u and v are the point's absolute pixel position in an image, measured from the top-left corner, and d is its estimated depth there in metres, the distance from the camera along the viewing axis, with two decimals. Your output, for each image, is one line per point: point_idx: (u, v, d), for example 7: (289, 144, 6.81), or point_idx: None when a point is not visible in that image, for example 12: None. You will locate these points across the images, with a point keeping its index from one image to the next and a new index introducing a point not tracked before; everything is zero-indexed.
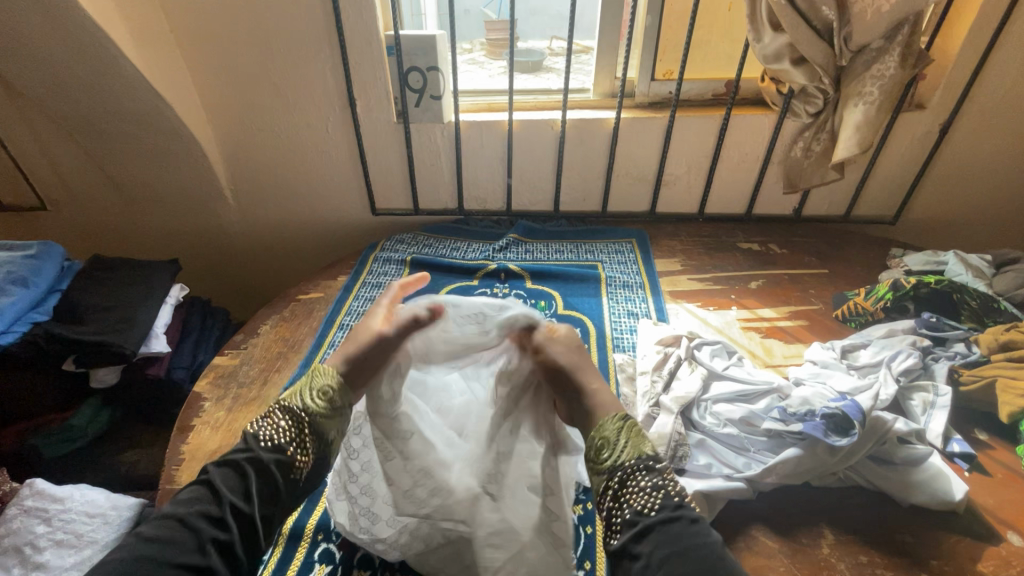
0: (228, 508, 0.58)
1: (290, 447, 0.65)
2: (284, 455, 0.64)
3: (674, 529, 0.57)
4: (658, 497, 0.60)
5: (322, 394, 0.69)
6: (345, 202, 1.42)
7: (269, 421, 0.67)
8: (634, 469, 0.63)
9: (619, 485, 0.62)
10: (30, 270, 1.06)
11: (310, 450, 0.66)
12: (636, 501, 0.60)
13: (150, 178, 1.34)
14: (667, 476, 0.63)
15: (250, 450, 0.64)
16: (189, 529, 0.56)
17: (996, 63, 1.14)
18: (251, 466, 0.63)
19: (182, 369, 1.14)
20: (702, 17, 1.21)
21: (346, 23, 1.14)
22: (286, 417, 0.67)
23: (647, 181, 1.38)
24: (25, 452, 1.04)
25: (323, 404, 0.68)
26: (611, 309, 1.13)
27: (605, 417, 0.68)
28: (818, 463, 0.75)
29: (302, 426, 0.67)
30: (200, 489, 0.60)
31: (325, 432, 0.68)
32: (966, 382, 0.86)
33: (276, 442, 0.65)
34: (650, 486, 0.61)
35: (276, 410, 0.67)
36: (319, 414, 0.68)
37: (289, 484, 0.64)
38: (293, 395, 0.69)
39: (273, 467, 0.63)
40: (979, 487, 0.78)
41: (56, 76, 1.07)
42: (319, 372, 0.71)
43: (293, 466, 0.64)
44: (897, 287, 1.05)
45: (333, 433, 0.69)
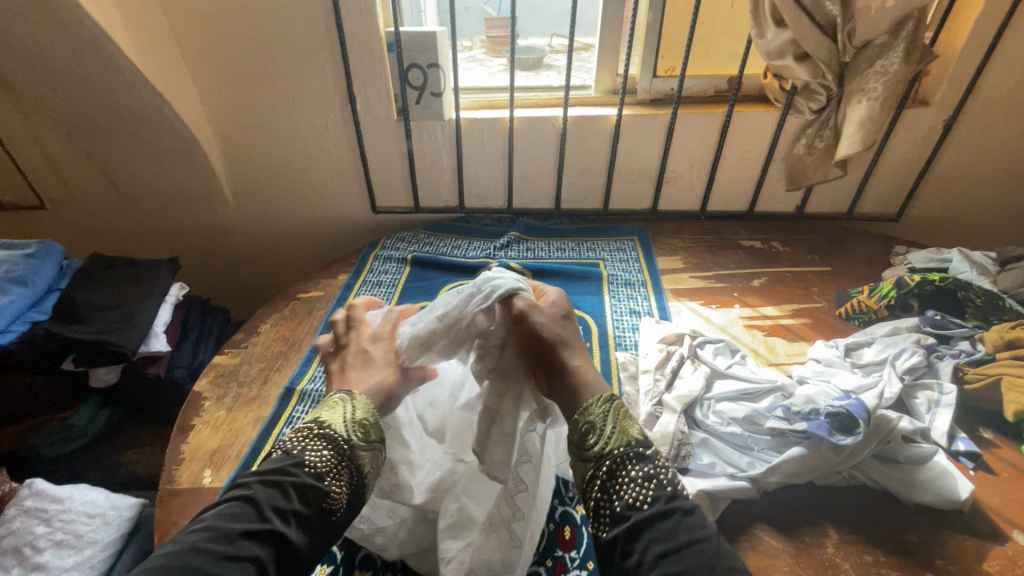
0: (267, 530, 0.52)
1: (327, 477, 0.59)
2: (322, 484, 0.58)
3: (669, 523, 0.53)
4: (649, 487, 0.56)
5: (360, 425, 0.64)
6: (346, 200, 1.41)
7: (310, 443, 0.61)
8: (623, 458, 0.59)
9: (608, 476, 0.58)
10: (28, 269, 1.05)
11: (345, 483, 0.60)
12: (626, 493, 0.57)
13: (149, 177, 1.33)
14: (658, 465, 0.59)
15: (290, 471, 0.58)
16: (228, 545, 0.50)
17: (1001, 59, 1.13)
18: (291, 487, 0.56)
19: (183, 368, 1.13)
20: (704, 13, 1.20)
21: (345, 20, 1.13)
22: (327, 442, 0.61)
23: (648, 179, 1.37)
24: (23, 452, 1.04)
25: (361, 435, 0.63)
26: (613, 307, 1.13)
27: (591, 401, 0.64)
28: (822, 462, 0.75)
29: (342, 454, 0.61)
30: (239, 505, 0.54)
31: (363, 466, 0.62)
32: (972, 380, 0.85)
33: (317, 468, 0.59)
34: (640, 476, 0.57)
35: (319, 433, 0.61)
36: (358, 445, 0.62)
37: (323, 516, 0.57)
38: (332, 419, 0.64)
39: (311, 494, 0.57)
40: (984, 486, 0.77)
41: (54, 74, 1.06)
42: (357, 400, 0.67)
43: (329, 498, 0.58)
44: (901, 284, 1.04)
45: (370, 469, 0.63)
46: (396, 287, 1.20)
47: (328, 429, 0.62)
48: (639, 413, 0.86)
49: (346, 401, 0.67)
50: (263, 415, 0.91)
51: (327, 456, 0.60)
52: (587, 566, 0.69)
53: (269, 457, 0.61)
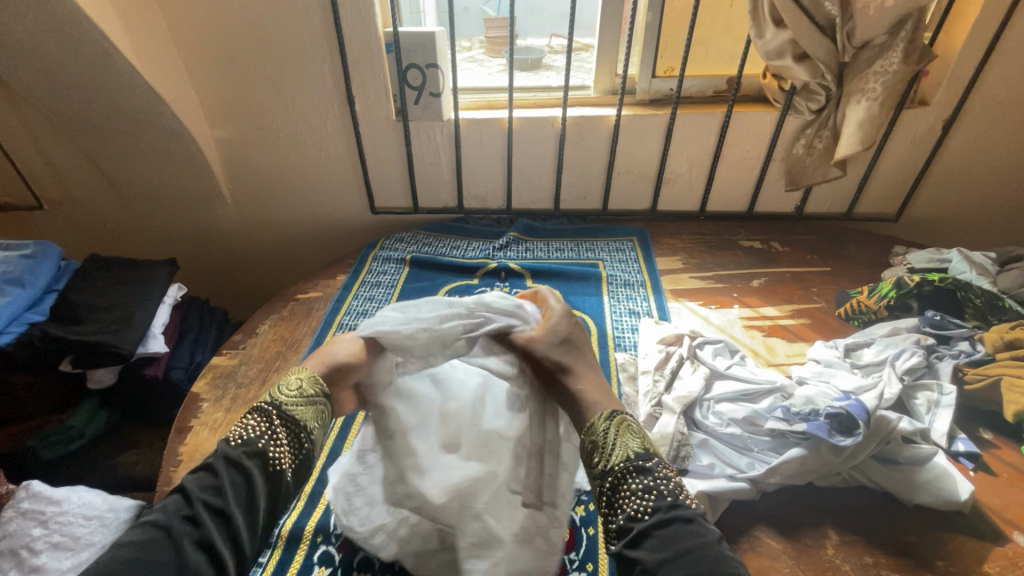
0: (203, 504, 0.53)
1: (264, 442, 0.59)
2: (260, 449, 0.58)
3: (670, 532, 0.54)
4: (650, 498, 0.57)
5: (293, 390, 0.63)
6: (345, 201, 1.41)
7: (245, 424, 0.61)
8: (624, 471, 0.59)
9: (611, 490, 0.59)
10: (26, 270, 1.05)
11: (285, 441, 0.60)
12: (628, 506, 0.57)
13: (148, 177, 1.33)
14: (659, 475, 0.59)
15: (223, 450, 0.58)
16: (167, 528, 0.51)
17: (1000, 59, 1.13)
18: (227, 460, 0.56)
19: (181, 369, 1.13)
20: (703, 13, 1.20)
21: (344, 20, 1.13)
22: (260, 414, 0.61)
23: (648, 179, 1.37)
24: (20, 453, 1.01)
25: (295, 398, 0.63)
26: (612, 308, 1.13)
27: (595, 418, 0.65)
28: (822, 463, 0.75)
29: (275, 418, 0.61)
30: (179, 491, 0.55)
31: (299, 420, 0.61)
32: (971, 381, 0.85)
33: (250, 438, 0.59)
34: (641, 488, 0.58)
35: (249, 411, 0.61)
36: (291, 406, 0.62)
37: (269, 480, 0.57)
38: (266, 396, 0.63)
39: (248, 462, 0.57)
40: (984, 487, 0.77)
41: (51, 74, 1.06)
42: (293, 373, 0.66)
43: (272, 460, 0.58)
44: (901, 285, 1.04)
45: (314, 421, 0.62)
46: (395, 288, 1.20)
47: (263, 401, 0.62)
48: (638, 414, 0.86)
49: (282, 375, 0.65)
50: None
51: (262, 425, 0.60)
52: (587, 567, 0.69)
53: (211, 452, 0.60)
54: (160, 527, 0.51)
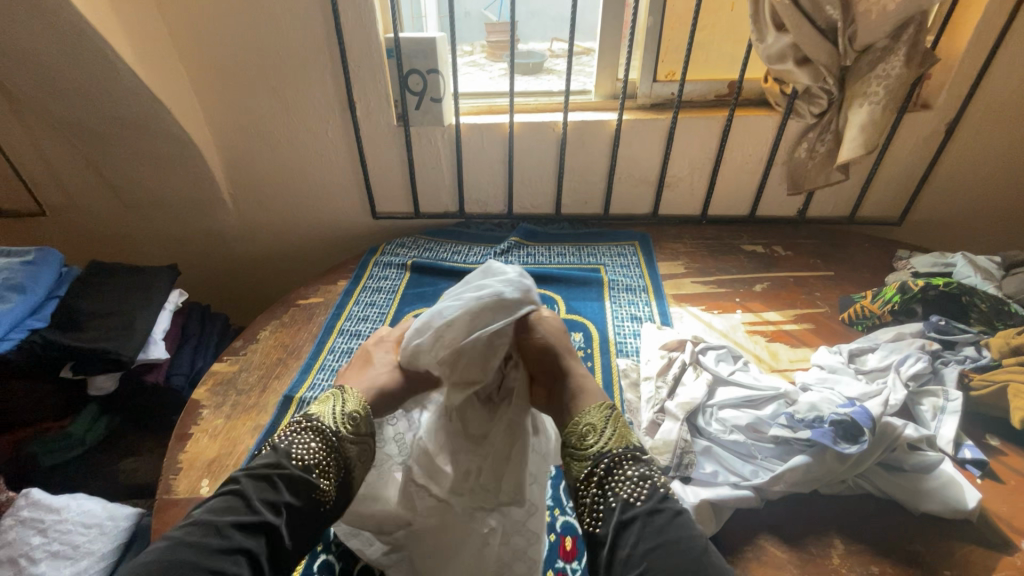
0: (259, 521, 0.54)
1: (316, 470, 0.60)
2: (310, 476, 0.59)
3: (660, 520, 0.54)
4: (644, 486, 0.58)
5: (350, 420, 0.65)
6: (346, 205, 1.40)
7: (300, 437, 0.62)
8: (620, 457, 0.60)
9: (605, 473, 0.60)
10: (28, 276, 1.05)
11: (334, 477, 0.61)
12: (622, 490, 0.58)
13: (149, 183, 1.33)
14: (653, 469, 0.61)
15: (277, 463, 0.59)
16: (219, 538, 0.51)
17: (1003, 62, 1.13)
18: (281, 479, 0.58)
19: (182, 375, 1.13)
20: (704, 16, 1.19)
21: (344, 26, 1.13)
22: (319, 436, 0.62)
23: (649, 183, 1.36)
24: (22, 459, 1.02)
25: (351, 428, 0.64)
26: (614, 313, 1.12)
27: (588, 407, 0.66)
28: (827, 471, 0.74)
29: (330, 447, 0.62)
30: (229, 501, 0.55)
31: (349, 458, 0.63)
32: (977, 387, 0.84)
33: (305, 460, 0.60)
34: (635, 474, 0.59)
35: (308, 427, 0.63)
36: (346, 437, 0.63)
37: (313, 511, 0.58)
38: (323, 413, 0.65)
39: (300, 487, 0.58)
40: (991, 494, 0.76)
41: (53, 80, 1.06)
42: (349, 397, 0.68)
43: (318, 490, 0.59)
44: (905, 290, 1.03)
45: (359, 462, 0.64)
46: (396, 293, 1.20)
47: (319, 422, 0.64)
48: (641, 421, 0.85)
49: (337, 396, 0.68)
50: (262, 423, 0.90)
51: (319, 449, 0.61)
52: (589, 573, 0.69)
53: (258, 454, 0.62)
54: (210, 538, 0.51)
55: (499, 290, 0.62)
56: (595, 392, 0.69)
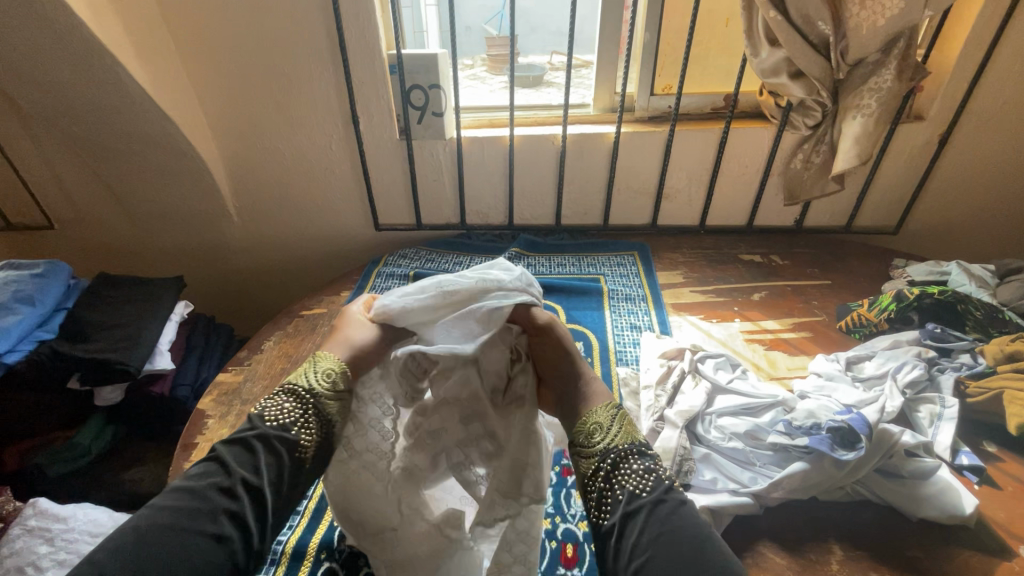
0: (238, 478, 0.55)
1: (293, 427, 0.60)
2: (289, 433, 0.60)
3: (666, 511, 0.56)
4: (649, 479, 0.59)
5: (326, 377, 0.65)
6: (349, 217, 1.42)
7: (275, 402, 0.63)
8: (627, 452, 0.61)
9: (611, 467, 0.60)
10: (37, 288, 1.06)
11: (315, 430, 0.61)
12: (628, 483, 0.58)
13: (156, 196, 1.35)
14: (657, 462, 0.61)
15: (254, 427, 0.60)
16: (200, 500, 0.53)
17: (993, 74, 1.15)
18: (258, 440, 0.59)
19: (186, 386, 1.15)
20: (699, 32, 1.22)
21: (347, 42, 1.16)
22: (295, 398, 0.63)
23: (648, 194, 1.38)
24: (30, 472, 1.02)
25: (327, 386, 0.64)
26: (614, 322, 1.13)
27: (597, 406, 0.67)
28: (825, 477, 0.74)
29: (306, 406, 0.62)
30: (209, 465, 0.56)
31: (331, 412, 0.63)
32: (973, 394, 0.85)
33: (282, 421, 0.61)
34: (642, 468, 0.60)
35: (283, 391, 0.64)
36: (323, 394, 0.63)
37: (296, 465, 0.59)
38: (299, 375, 0.66)
39: (279, 446, 0.59)
40: (988, 500, 0.77)
41: (65, 96, 1.09)
42: (323, 357, 0.68)
43: (298, 444, 0.60)
44: (901, 298, 1.05)
45: (340, 415, 0.64)
46: None
47: (292, 385, 0.64)
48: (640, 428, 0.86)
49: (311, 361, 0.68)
50: None
51: (293, 411, 0.62)
52: None
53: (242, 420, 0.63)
54: (192, 501, 0.53)
55: (500, 277, 0.71)
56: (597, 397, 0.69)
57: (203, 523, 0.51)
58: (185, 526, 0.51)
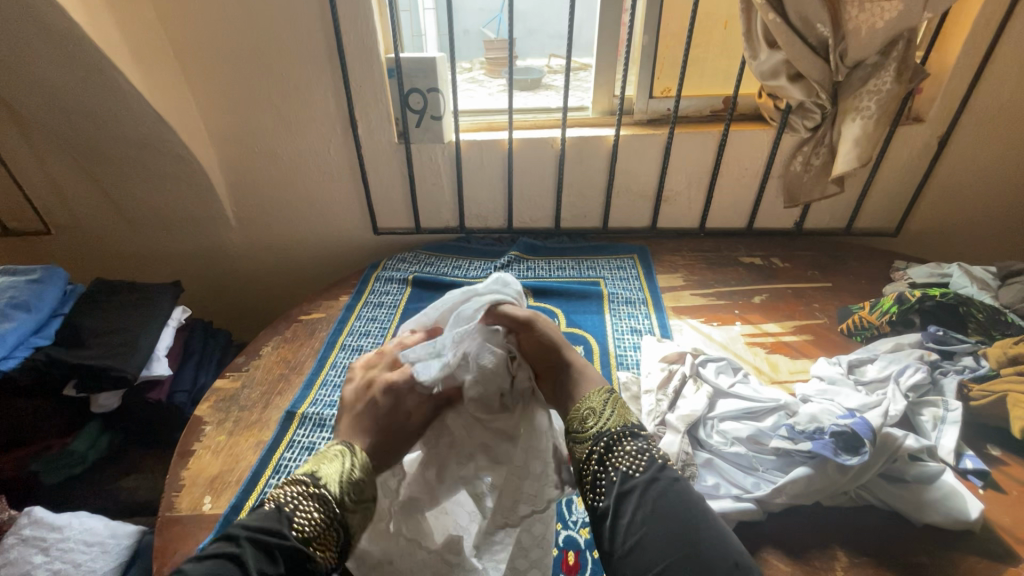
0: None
1: (315, 541, 0.54)
2: (309, 551, 0.53)
3: (660, 489, 0.55)
4: (643, 458, 0.58)
5: (356, 486, 0.59)
6: (348, 221, 1.42)
7: (303, 500, 0.56)
8: (619, 434, 0.61)
9: (605, 450, 0.60)
10: (32, 295, 1.05)
11: (333, 549, 0.56)
12: (622, 464, 0.58)
13: (153, 201, 1.35)
14: (651, 442, 0.61)
15: (279, 529, 0.53)
16: None
17: (993, 75, 1.15)
18: (281, 551, 0.52)
19: (184, 393, 1.13)
20: (698, 35, 1.23)
21: (345, 46, 1.15)
22: (325, 504, 0.56)
23: (647, 197, 1.38)
24: (23, 479, 1.01)
25: (355, 496, 0.59)
26: (614, 326, 1.13)
27: (590, 392, 0.68)
28: (829, 483, 0.74)
29: (333, 518, 0.56)
30: (225, 565, 0.49)
31: (351, 530, 0.58)
32: (977, 397, 0.85)
33: (307, 530, 0.54)
34: (635, 448, 0.59)
35: (314, 489, 0.57)
36: (350, 507, 0.58)
37: None
38: (331, 472, 0.59)
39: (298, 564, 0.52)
40: (993, 504, 0.76)
41: (61, 101, 1.09)
42: (358, 455, 0.62)
43: (314, 565, 0.53)
44: (902, 300, 1.04)
45: (357, 530, 0.59)
46: (397, 308, 1.21)
47: (322, 487, 0.57)
48: None
49: (343, 454, 0.62)
50: (264, 441, 0.90)
51: (320, 520, 0.55)
52: None
53: (260, 507, 0.56)
54: None
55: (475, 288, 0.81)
56: (592, 380, 0.70)
57: None
58: None
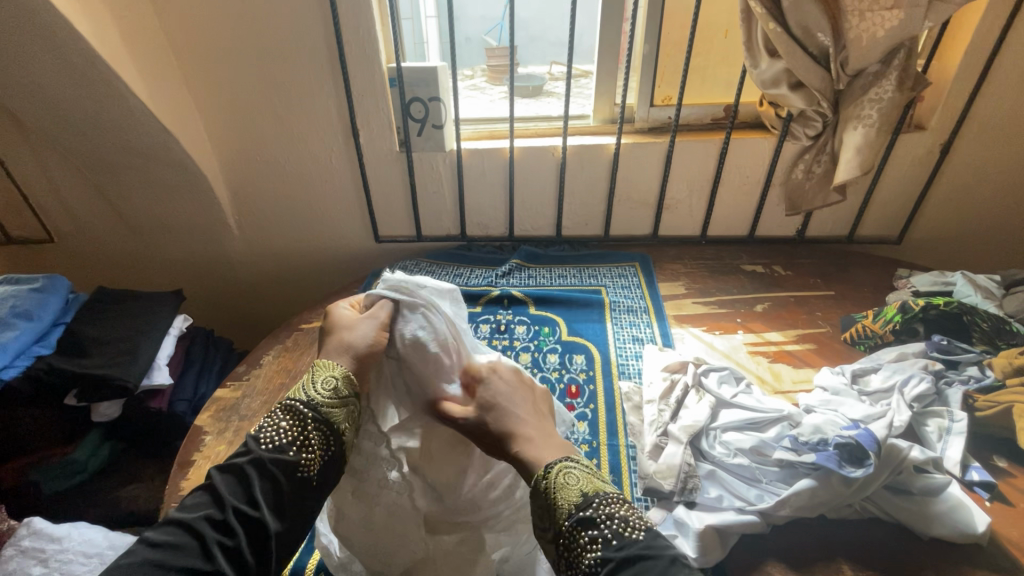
0: (232, 512, 0.54)
1: (292, 448, 0.59)
2: (286, 455, 0.59)
3: None
4: (599, 551, 0.52)
5: (327, 387, 0.64)
6: (349, 229, 1.42)
7: (271, 422, 0.62)
8: (571, 527, 0.54)
9: (567, 549, 0.54)
10: (34, 303, 1.05)
11: (316, 447, 0.61)
12: (584, 562, 0.52)
13: (156, 210, 1.35)
14: (606, 520, 0.53)
15: (249, 450, 0.59)
16: (192, 536, 0.52)
17: (995, 83, 1.15)
18: (253, 466, 0.57)
19: (185, 401, 1.14)
20: (698, 44, 1.23)
21: (348, 56, 1.16)
22: (293, 416, 0.62)
23: (649, 205, 1.38)
24: (24, 488, 1.00)
25: (329, 395, 0.63)
26: (616, 335, 1.12)
27: (534, 474, 0.58)
28: (833, 496, 0.73)
29: (303, 425, 0.61)
30: (203, 496, 0.56)
31: (332, 422, 0.62)
32: (983, 408, 0.84)
33: (278, 442, 0.59)
34: (590, 537, 0.53)
35: (278, 410, 0.62)
36: (323, 404, 0.63)
37: (298, 486, 0.58)
38: (296, 392, 0.64)
39: (275, 469, 0.57)
40: (1001, 518, 0.75)
41: (65, 111, 1.10)
42: (321, 368, 0.66)
43: (298, 466, 0.58)
44: (905, 309, 1.04)
45: (342, 424, 0.63)
46: None
47: (291, 402, 0.63)
48: (643, 444, 0.84)
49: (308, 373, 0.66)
50: None
51: (290, 428, 0.61)
52: None
53: None
54: (184, 538, 0.52)
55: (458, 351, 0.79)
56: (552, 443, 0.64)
57: (194, 562, 0.50)
58: (176, 565, 0.50)
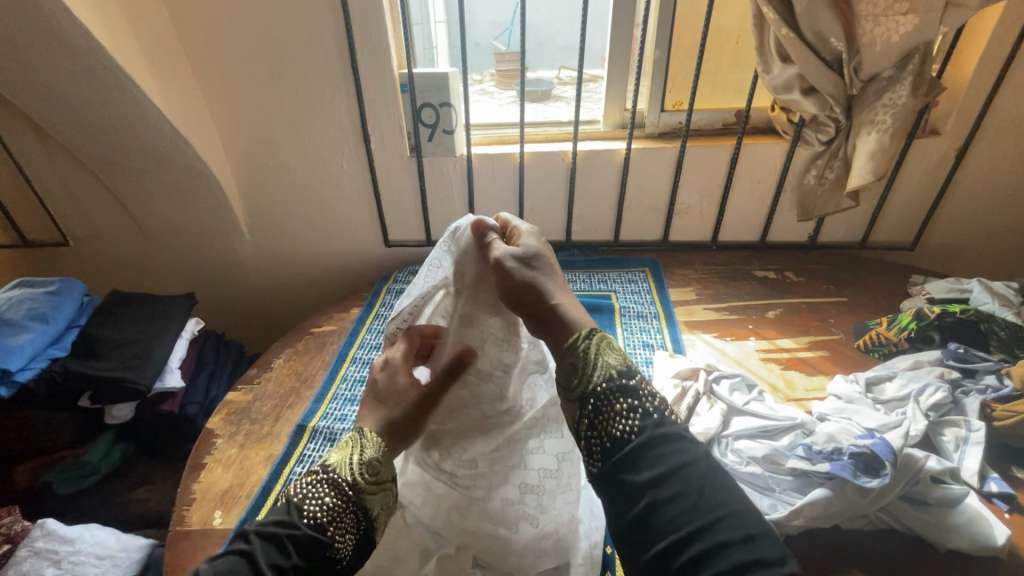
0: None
1: (330, 525, 0.55)
2: (325, 535, 0.55)
3: (661, 445, 0.50)
4: (637, 417, 0.52)
5: (367, 468, 0.61)
6: (359, 233, 1.43)
7: (313, 490, 0.57)
8: (609, 391, 0.54)
9: (597, 412, 0.53)
10: (51, 306, 1.07)
11: (349, 530, 0.57)
12: (616, 425, 0.52)
13: (169, 214, 1.37)
14: (646, 394, 0.54)
15: (288, 521, 0.54)
16: None
17: (1011, 88, 1.14)
18: (291, 540, 0.53)
19: (196, 404, 1.14)
20: (710, 49, 1.23)
21: (360, 61, 1.17)
22: (334, 488, 0.58)
23: (659, 211, 1.37)
24: (38, 487, 1.04)
25: (370, 476, 0.60)
26: (626, 340, 1.12)
27: (575, 334, 0.60)
28: (849, 505, 0.71)
29: (348, 503, 0.57)
30: (237, 560, 0.50)
31: (368, 508, 0.59)
32: (1001, 418, 0.82)
33: (319, 516, 0.55)
34: (628, 407, 0.53)
35: (322, 479, 0.58)
36: (365, 487, 0.59)
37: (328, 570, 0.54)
38: (338, 463, 0.60)
39: (314, 549, 0.53)
40: (1021, 531, 0.74)
41: (81, 116, 1.12)
42: (368, 440, 0.64)
43: (334, 550, 0.55)
44: (920, 317, 1.02)
45: (376, 510, 0.60)
46: None
47: (332, 473, 0.59)
48: None
49: (355, 441, 0.64)
50: (275, 453, 0.90)
51: (332, 504, 0.56)
52: None
53: (273, 505, 0.58)
54: None
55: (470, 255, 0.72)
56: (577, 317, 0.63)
57: None
58: None
